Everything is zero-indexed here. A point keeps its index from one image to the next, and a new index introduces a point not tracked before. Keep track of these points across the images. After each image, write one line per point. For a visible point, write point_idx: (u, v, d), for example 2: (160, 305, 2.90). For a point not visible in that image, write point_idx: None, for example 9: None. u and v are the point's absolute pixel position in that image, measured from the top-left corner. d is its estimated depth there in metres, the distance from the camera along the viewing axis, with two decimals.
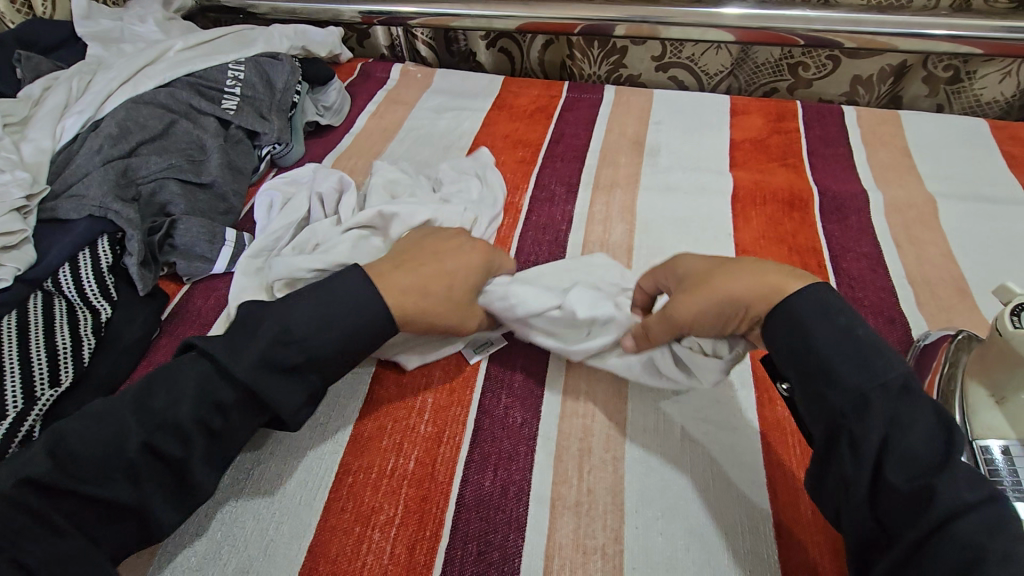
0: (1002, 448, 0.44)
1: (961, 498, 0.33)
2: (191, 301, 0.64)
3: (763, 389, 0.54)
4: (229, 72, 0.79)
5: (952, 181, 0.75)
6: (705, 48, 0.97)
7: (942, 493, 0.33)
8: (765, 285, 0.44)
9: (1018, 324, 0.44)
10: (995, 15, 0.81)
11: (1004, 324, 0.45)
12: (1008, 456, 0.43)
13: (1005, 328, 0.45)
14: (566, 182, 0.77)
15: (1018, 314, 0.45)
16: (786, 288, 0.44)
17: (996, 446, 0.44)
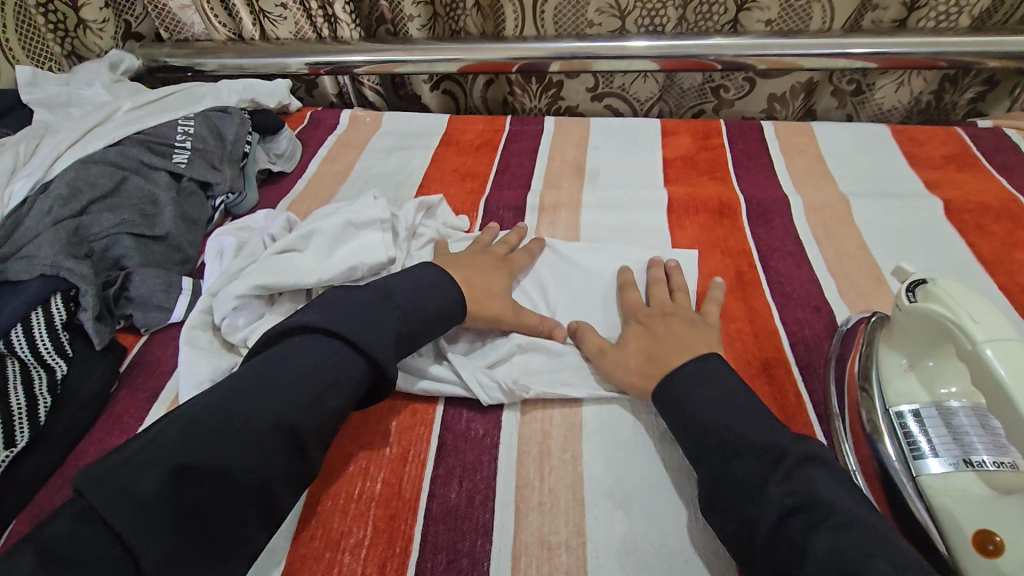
0: (914, 412, 0.49)
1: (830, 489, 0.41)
2: (149, 351, 0.65)
3: None
4: (179, 128, 0.82)
5: (861, 181, 0.83)
6: (633, 77, 1.05)
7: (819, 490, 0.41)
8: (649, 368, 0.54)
9: (913, 299, 0.50)
10: (882, 34, 0.91)
11: (901, 301, 0.50)
12: (919, 419, 0.48)
13: (903, 302, 0.50)
14: (513, 208, 0.82)
15: (913, 290, 0.50)
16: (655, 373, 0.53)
17: (908, 411, 0.49)
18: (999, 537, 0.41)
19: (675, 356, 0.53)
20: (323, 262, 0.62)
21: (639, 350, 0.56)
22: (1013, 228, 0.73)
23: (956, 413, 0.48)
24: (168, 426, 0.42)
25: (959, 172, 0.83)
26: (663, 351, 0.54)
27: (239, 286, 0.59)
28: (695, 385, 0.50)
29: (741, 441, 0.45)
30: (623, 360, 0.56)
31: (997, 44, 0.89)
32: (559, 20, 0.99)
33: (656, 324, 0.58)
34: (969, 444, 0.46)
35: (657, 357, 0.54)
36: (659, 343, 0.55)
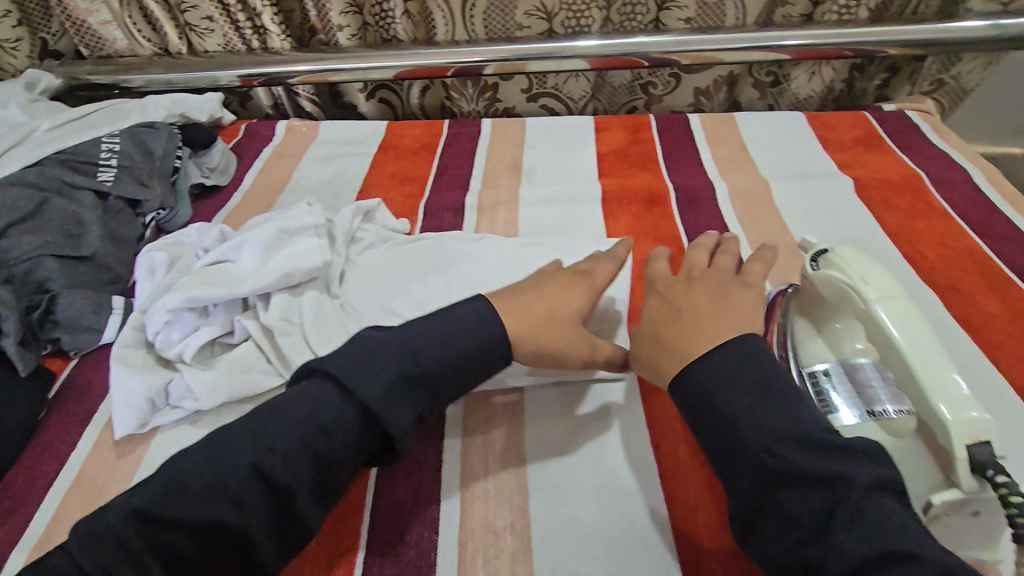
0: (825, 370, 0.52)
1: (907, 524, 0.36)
2: (81, 375, 0.63)
3: None
4: (103, 146, 0.80)
5: (780, 165, 0.88)
6: (565, 77, 1.08)
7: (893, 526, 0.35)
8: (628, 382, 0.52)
9: (816, 266, 0.53)
10: (791, 28, 0.98)
11: (807, 269, 0.54)
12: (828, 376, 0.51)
13: (807, 271, 0.54)
14: (452, 208, 0.83)
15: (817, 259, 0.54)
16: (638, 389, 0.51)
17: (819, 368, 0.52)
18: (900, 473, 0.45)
19: (690, 341, 0.48)
20: (257, 272, 0.61)
21: (656, 332, 0.51)
22: (914, 201, 0.79)
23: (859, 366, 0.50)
24: (205, 452, 0.44)
25: (866, 152, 0.89)
26: (676, 332, 0.49)
27: (170, 300, 0.58)
28: (712, 384, 0.44)
29: (799, 471, 0.38)
30: (644, 343, 0.52)
31: (893, 33, 0.96)
32: (489, 23, 1.01)
33: (679, 296, 0.53)
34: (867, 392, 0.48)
35: (668, 340, 0.49)
36: (671, 324, 0.50)
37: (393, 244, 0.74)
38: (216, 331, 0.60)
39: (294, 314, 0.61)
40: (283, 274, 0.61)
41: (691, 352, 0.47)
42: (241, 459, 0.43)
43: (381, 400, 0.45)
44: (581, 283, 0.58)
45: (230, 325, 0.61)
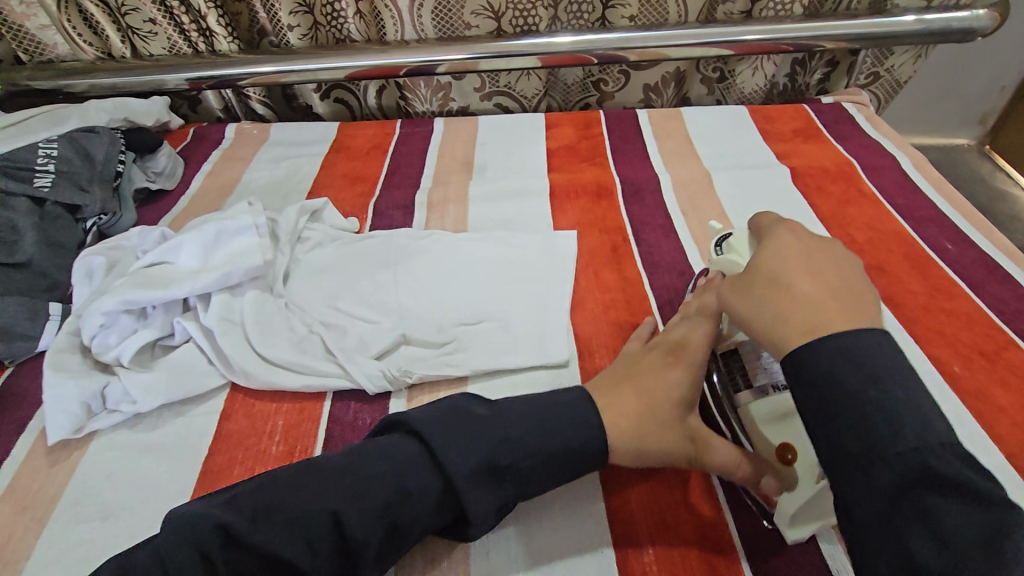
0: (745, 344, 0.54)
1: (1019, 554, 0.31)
2: (16, 383, 0.61)
3: (583, 345, 0.63)
4: (40, 151, 0.78)
5: (723, 156, 0.91)
6: (517, 76, 1.09)
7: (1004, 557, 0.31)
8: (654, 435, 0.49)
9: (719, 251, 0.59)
10: (732, 25, 1.01)
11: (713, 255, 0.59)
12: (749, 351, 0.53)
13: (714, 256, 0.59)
14: (402, 206, 0.84)
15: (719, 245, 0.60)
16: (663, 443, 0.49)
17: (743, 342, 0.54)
18: (794, 447, 0.47)
19: (820, 301, 0.42)
20: (195, 272, 0.61)
21: (780, 276, 0.45)
22: (846, 187, 0.82)
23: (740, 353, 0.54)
24: (278, 483, 0.43)
25: (804, 143, 0.92)
26: (809, 287, 0.43)
27: (105, 302, 0.57)
28: (837, 361, 0.38)
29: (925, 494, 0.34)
30: (763, 287, 0.45)
31: (827, 28, 1.00)
32: (438, 24, 1.02)
33: (792, 250, 0.47)
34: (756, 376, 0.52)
35: (800, 294, 0.43)
36: (802, 276, 0.44)
37: (339, 242, 0.74)
38: (154, 332, 0.59)
39: (235, 313, 0.61)
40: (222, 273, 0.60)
41: (831, 316, 0.41)
42: (323, 506, 0.41)
43: (467, 479, 0.43)
44: (680, 363, 0.52)
45: (169, 326, 0.60)
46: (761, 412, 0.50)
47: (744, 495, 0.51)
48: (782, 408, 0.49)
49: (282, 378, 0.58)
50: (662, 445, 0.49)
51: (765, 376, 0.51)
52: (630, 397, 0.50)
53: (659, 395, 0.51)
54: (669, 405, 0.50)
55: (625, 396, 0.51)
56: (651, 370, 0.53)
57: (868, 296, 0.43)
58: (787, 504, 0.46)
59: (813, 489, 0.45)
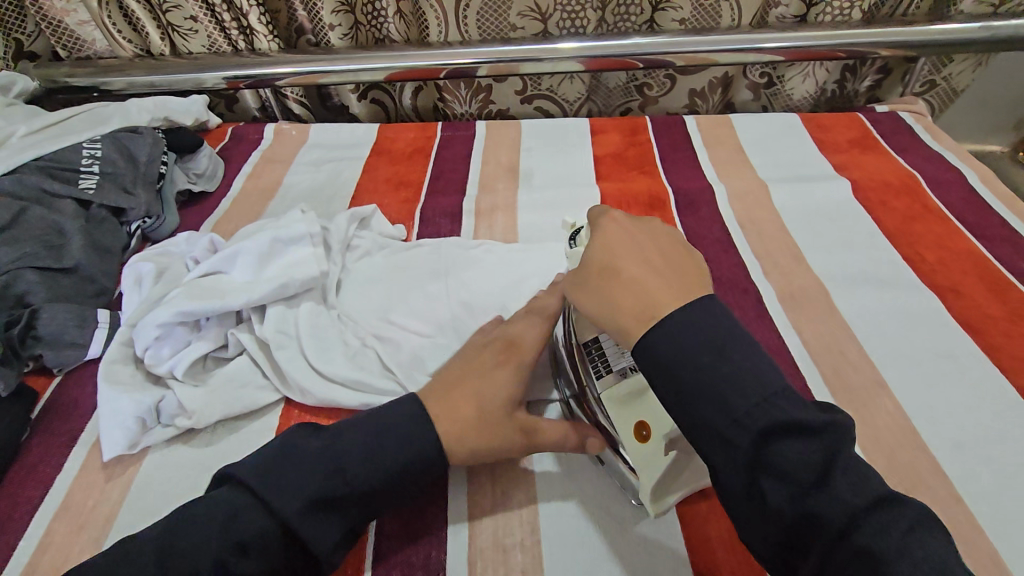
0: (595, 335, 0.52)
1: (843, 509, 0.34)
2: (66, 393, 0.60)
3: None
4: (84, 151, 0.76)
5: (778, 167, 0.88)
6: (560, 79, 1.07)
7: (825, 511, 0.34)
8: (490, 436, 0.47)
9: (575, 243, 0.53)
10: (786, 30, 0.97)
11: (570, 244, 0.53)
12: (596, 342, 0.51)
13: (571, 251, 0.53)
14: (449, 214, 0.82)
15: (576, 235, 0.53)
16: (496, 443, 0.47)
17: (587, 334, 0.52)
18: (647, 424, 0.47)
19: (646, 284, 0.43)
20: (250, 283, 0.59)
21: (610, 262, 0.45)
22: (911, 202, 0.79)
23: (598, 341, 0.51)
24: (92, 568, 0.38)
25: (862, 154, 0.89)
26: (636, 271, 0.44)
27: (160, 314, 0.56)
28: (678, 337, 0.40)
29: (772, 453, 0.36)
30: (595, 276, 0.46)
31: (885, 35, 0.96)
32: (482, 25, 0.99)
33: (620, 233, 0.47)
34: (605, 357, 0.50)
35: (629, 277, 0.44)
36: (629, 260, 0.45)
37: (389, 250, 0.72)
38: (208, 344, 0.57)
39: (291, 326, 0.59)
40: (277, 284, 0.59)
41: (654, 297, 0.42)
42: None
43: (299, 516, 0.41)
44: (509, 363, 0.50)
45: (223, 338, 0.58)
46: (612, 393, 0.49)
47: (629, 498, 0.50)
48: (636, 388, 0.49)
49: (339, 394, 0.56)
50: (506, 441, 0.48)
51: (612, 358, 0.50)
52: (459, 394, 0.48)
53: (490, 399, 0.48)
54: (497, 407, 0.48)
55: (465, 388, 0.48)
56: (471, 378, 0.49)
57: (692, 274, 0.45)
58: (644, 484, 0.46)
59: (661, 468, 0.46)
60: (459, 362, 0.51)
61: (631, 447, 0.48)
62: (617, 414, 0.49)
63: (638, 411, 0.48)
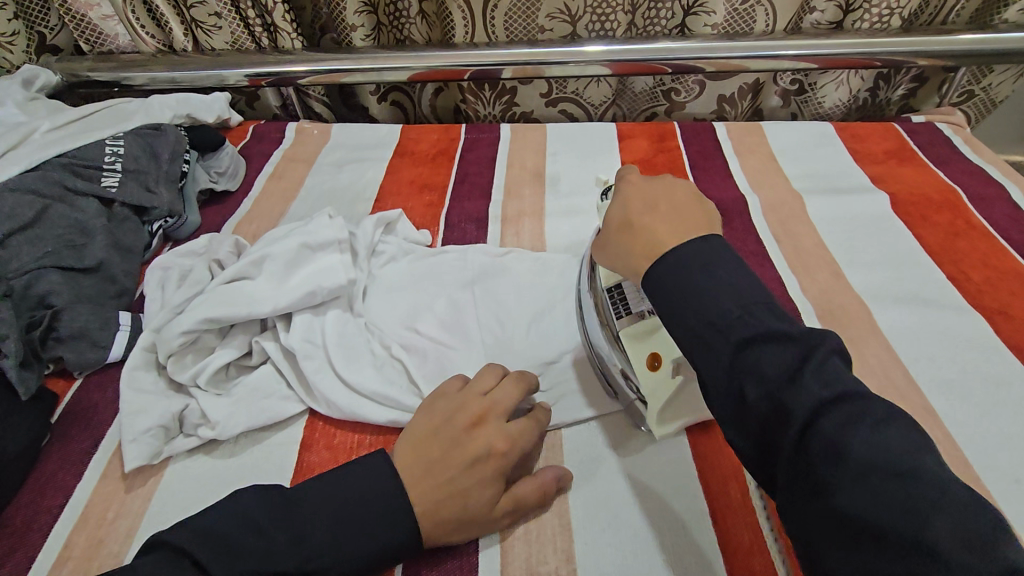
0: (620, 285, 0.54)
1: (815, 398, 0.33)
2: (86, 397, 0.59)
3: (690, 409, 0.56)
4: (107, 148, 0.75)
5: (813, 178, 0.85)
6: (586, 82, 1.04)
7: (795, 402, 0.34)
8: (455, 504, 0.44)
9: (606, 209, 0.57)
10: (823, 36, 0.94)
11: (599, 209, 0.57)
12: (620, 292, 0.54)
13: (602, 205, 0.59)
14: (475, 219, 0.80)
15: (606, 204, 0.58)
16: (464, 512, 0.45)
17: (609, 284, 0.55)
18: (660, 355, 0.51)
19: (658, 229, 0.45)
20: (278, 290, 0.58)
21: (625, 218, 0.47)
22: (953, 218, 0.76)
23: (620, 287, 0.54)
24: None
25: (900, 166, 0.86)
26: (650, 218, 0.46)
27: (185, 321, 0.54)
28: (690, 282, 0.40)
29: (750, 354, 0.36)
30: (616, 233, 0.47)
31: (924, 44, 0.93)
32: (509, 26, 0.98)
33: (637, 188, 0.49)
34: (626, 301, 0.53)
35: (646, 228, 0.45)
36: (643, 211, 0.47)
37: (415, 256, 0.70)
38: (234, 352, 0.56)
39: (317, 335, 0.58)
40: (305, 292, 0.58)
41: (667, 239, 0.44)
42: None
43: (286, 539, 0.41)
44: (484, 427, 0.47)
45: (249, 346, 0.57)
46: (630, 332, 0.52)
47: (667, 525, 0.48)
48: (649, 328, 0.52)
49: (366, 408, 0.55)
50: (478, 481, 0.45)
51: (634, 302, 0.53)
52: (423, 454, 0.46)
53: (444, 445, 0.46)
54: (468, 473, 0.45)
55: (418, 442, 0.47)
56: (444, 436, 0.47)
57: (706, 218, 0.46)
58: (652, 405, 0.51)
59: (669, 391, 0.50)
60: (425, 407, 0.50)
61: (642, 373, 0.51)
62: (632, 348, 0.52)
63: (654, 344, 0.51)
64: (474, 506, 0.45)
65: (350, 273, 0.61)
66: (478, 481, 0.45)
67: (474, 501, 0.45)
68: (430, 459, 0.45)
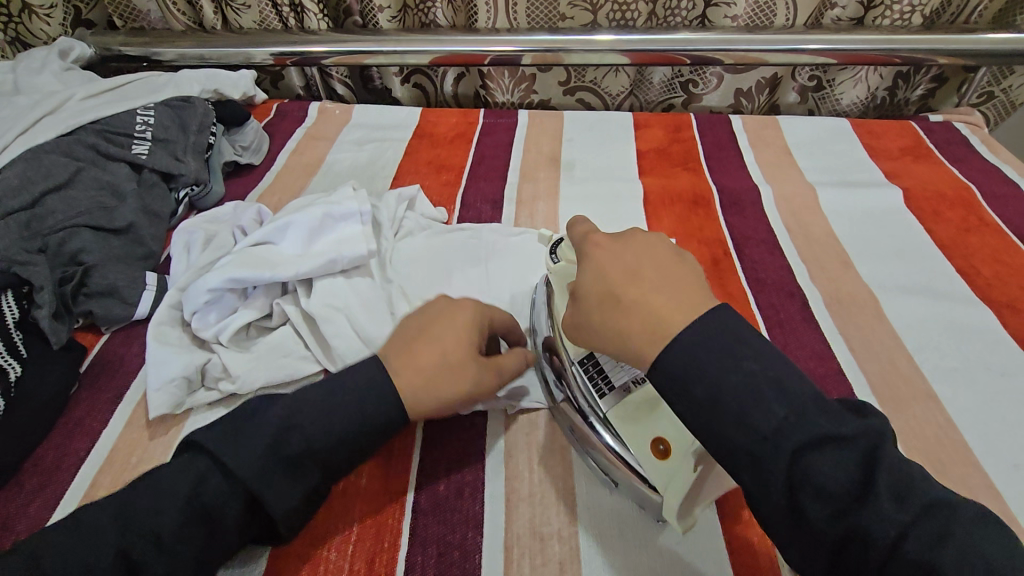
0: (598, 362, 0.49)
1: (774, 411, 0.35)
2: (112, 351, 0.61)
3: None
4: (139, 117, 0.78)
5: (827, 172, 0.86)
6: (605, 72, 1.06)
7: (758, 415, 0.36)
8: (433, 383, 0.46)
9: (556, 260, 0.56)
10: (843, 31, 0.95)
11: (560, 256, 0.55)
12: (598, 365, 0.49)
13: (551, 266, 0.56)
14: (490, 200, 0.82)
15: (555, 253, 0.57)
16: (445, 392, 0.46)
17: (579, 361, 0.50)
18: (666, 439, 0.45)
19: (651, 302, 0.40)
20: (300, 258, 0.60)
21: (608, 289, 0.42)
22: (966, 214, 0.76)
23: (595, 359, 0.50)
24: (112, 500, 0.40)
25: (914, 163, 0.87)
26: (638, 291, 0.41)
27: (210, 280, 0.57)
28: (690, 361, 0.38)
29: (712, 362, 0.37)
30: (595, 304, 0.43)
31: (947, 42, 0.92)
32: (531, 13, 1.00)
33: (610, 254, 0.44)
34: (605, 373, 0.49)
35: (634, 298, 0.41)
36: (630, 281, 0.42)
37: (432, 232, 0.72)
38: (254, 313, 0.58)
39: (336, 300, 0.59)
40: (326, 260, 0.60)
41: (667, 319, 0.39)
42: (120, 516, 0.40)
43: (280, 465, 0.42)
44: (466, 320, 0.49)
45: (269, 308, 0.59)
46: (620, 412, 0.48)
47: None
48: (647, 404, 0.47)
49: None
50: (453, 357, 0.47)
51: (613, 373, 0.49)
52: (414, 347, 0.47)
53: (444, 356, 0.47)
54: (450, 358, 0.47)
55: (405, 327, 0.50)
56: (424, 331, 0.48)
57: (693, 276, 0.43)
58: (671, 499, 0.42)
59: (689, 478, 0.42)
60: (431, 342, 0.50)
61: (650, 464, 0.44)
62: (627, 430, 0.47)
63: (649, 425, 0.46)
64: (456, 384, 0.47)
65: (370, 244, 0.63)
66: (455, 363, 0.47)
67: (457, 380, 0.47)
68: (405, 340, 0.48)
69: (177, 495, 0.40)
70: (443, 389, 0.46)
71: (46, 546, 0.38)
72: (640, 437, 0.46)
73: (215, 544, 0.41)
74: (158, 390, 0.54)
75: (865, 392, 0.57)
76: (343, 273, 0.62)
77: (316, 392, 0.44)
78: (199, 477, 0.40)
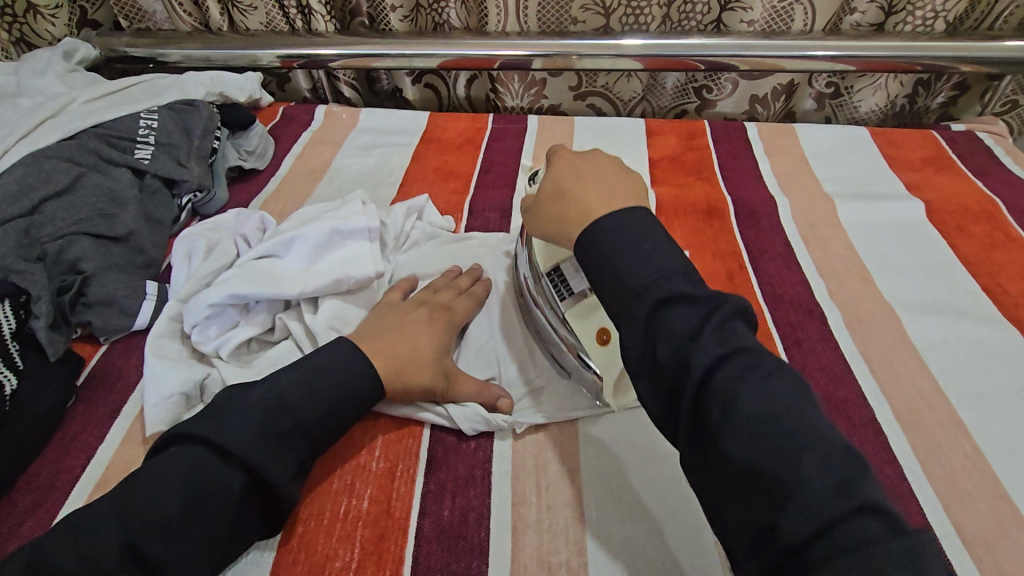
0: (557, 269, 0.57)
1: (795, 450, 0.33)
2: (110, 362, 0.60)
3: None
4: (142, 121, 0.77)
5: (845, 183, 0.83)
6: (617, 76, 1.03)
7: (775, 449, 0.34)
8: (395, 367, 0.52)
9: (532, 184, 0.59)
10: (863, 37, 0.92)
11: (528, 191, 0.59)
12: (559, 270, 0.57)
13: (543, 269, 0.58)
14: (499, 209, 0.80)
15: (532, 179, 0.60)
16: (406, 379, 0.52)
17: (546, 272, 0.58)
18: (608, 330, 0.54)
19: (588, 199, 0.47)
20: (305, 274, 0.58)
21: (560, 188, 0.50)
22: (991, 229, 0.74)
23: (558, 267, 0.57)
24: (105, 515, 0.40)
25: (937, 174, 0.84)
26: (580, 188, 0.48)
27: (213, 294, 0.55)
28: (613, 233, 0.44)
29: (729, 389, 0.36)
30: (549, 200, 0.50)
31: (970, 50, 0.90)
32: (542, 17, 0.98)
33: (568, 164, 0.52)
34: (567, 283, 0.57)
35: (579, 196, 0.48)
36: (578, 183, 0.49)
37: (439, 245, 0.70)
38: (255, 328, 0.57)
39: (340, 319, 0.58)
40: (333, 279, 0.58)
41: (597, 206, 0.46)
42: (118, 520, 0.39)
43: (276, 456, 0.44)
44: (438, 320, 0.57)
45: (272, 323, 0.58)
46: (576, 310, 0.56)
47: (683, 524, 0.47)
48: (595, 304, 0.56)
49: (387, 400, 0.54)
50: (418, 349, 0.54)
51: (574, 282, 0.56)
52: (393, 338, 0.54)
53: (411, 351, 0.53)
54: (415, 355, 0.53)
55: (380, 320, 0.57)
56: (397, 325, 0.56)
57: (634, 189, 0.49)
58: (606, 379, 0.53)
59: (620, 361, 0.52)
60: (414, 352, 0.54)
61: (593, 349, 0.54)
62: (580, 325, 0.55)
63: (597, 316, 0.55)
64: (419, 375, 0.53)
65: (377, 261, 0.61)
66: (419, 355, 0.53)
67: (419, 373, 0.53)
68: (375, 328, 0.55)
69: (176, 483, 0.41)
70: (405, 375, 0.52)
71: (39, 573, 0.37)
72: (589, 326, 0.55)
73: (213, 528, 0.41)
74: (155, 405, 0.52)
75: (888, 417, 0.55)
76: (349, 291, 0.60)
77: (302, 386, 0.47)
78: (194, 465, 0.42)
